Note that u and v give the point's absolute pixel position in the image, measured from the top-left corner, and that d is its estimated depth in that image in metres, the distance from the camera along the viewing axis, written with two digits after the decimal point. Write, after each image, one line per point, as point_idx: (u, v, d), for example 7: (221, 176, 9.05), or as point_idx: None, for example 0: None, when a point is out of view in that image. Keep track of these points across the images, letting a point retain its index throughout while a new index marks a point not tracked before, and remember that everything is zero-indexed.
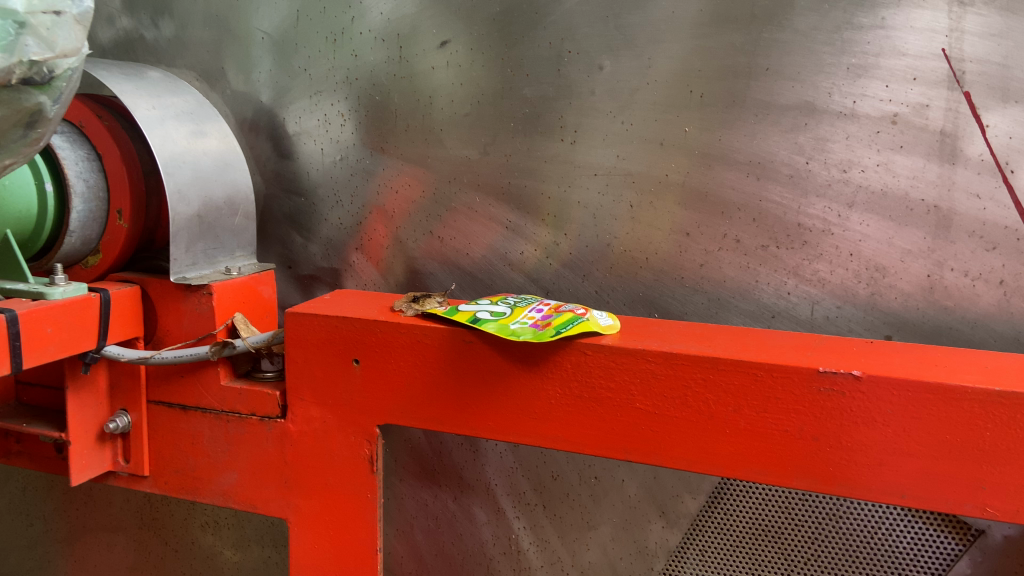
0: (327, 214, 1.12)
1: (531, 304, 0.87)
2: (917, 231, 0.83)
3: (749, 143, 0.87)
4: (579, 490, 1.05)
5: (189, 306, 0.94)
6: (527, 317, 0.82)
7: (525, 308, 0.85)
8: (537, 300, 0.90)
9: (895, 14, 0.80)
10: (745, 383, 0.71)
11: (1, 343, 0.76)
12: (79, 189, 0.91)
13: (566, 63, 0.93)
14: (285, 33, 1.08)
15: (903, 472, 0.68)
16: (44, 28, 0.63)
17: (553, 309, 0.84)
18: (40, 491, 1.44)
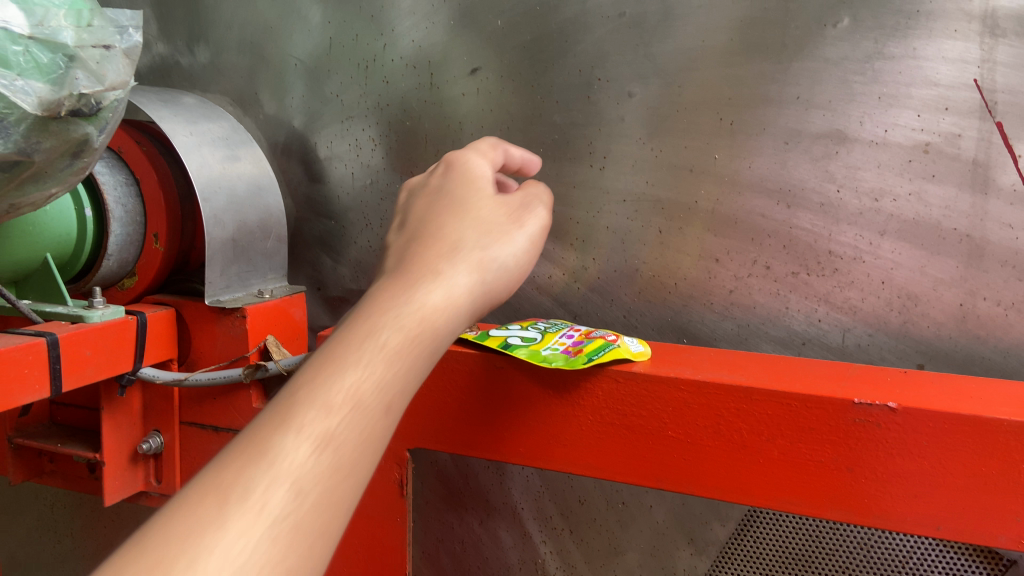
0: (356, 237, 1.13)
1: (562, 329, 0.88)
2: (949, 260, 0.83)
3: (780, 171, 0.87)
4: (606, 516, 1.06)
5: (223, 328, 0.95)
6: (558, 344, 0.82)
7: (556, 334, 0.86)
8: (567, 325, 0.90)
9: (927, 45, 0.79)
10: (780, 414, 0.71)
11: (42, 366, 0.78)
12: (118, 213, 0.93)
13: (596, 90, 0.94)
14: (318, 60, 1.10)
15: (939, 503, 0.68)
16: (93, 62, 0.66)
17: (584, 336, 0.85)
18: (70, 508, 1.47)
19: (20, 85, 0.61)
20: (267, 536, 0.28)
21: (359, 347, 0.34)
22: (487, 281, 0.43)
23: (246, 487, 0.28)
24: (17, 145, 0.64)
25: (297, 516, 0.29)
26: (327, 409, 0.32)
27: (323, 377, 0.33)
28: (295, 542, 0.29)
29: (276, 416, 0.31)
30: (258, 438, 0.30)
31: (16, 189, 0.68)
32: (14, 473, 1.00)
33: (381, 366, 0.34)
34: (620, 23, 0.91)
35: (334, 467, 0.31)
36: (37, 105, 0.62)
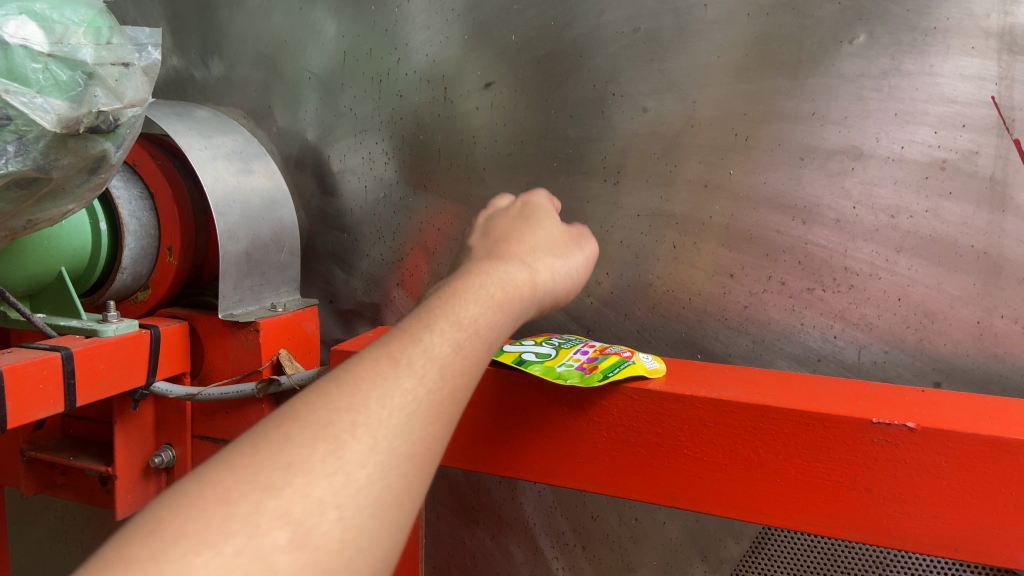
0: (369, 250, 1.13)
1: (576, 345, 0.87)
2: (966, 278, 0.82)
3: (795, 187, 0.87)
4: (619, 532, 1.05)
5: (236, 342, 0.95)
6: (573, 360, 0.82)
7: (570, 350, 0.85)
8: (581, 341, 0.90)
9: (944, 62, 0.79)
10: (797, 433, 0.71)
11: (56, 381, 0.77)
12: (131, 226, 0.92)
13: (610, 105, 0.94)
14: (332, 73, 1.10)
15: (958, 524, 0.67)
16: (112, 79, 0.66)
17: (598, 352, 0.84)
18: (79, 520, 1.47)
19: (39, 103, 0.61)
20: (426, 399, 0.36)
21: (475, 293, 0.45)
22: (557, 276, 0.54)
23: (411, 358, 0.37)
24: (35, 162, 0.64)
25: (443, 390, 0.37)
26: (458, 323, 0.41)
27: (454, 305, 0.42)
28: (441, 409, 0.37)
29: (423, 320, 0.40)
30: (411, 330, 0.39)
31: (34, 206, 0.68)
32: (26, 486, 1.01)
33: (491, 309, 0.44)
34: (634, 38, 0.91)
35: (466, 363, 0.40)
36: (56, 122, 0.62)
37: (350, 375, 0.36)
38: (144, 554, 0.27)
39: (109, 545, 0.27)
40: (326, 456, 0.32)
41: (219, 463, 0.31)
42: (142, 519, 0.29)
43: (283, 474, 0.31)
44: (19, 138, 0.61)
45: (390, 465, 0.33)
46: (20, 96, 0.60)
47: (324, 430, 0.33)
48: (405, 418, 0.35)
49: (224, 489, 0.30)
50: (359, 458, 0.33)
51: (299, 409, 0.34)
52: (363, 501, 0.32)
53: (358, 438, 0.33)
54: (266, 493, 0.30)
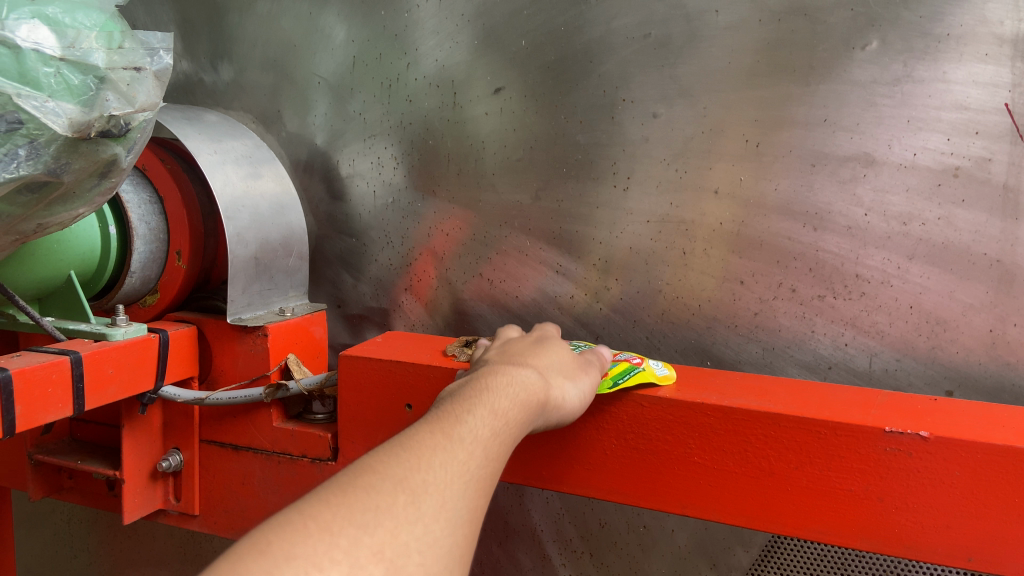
0: (377, 255, 1.13)
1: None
2: (979, 285, 0.81)
3: (806, 194, 0.86)
4: (627, 539, 1.05)
5: (244, 346, 0.95)
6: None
7: None
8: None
9: (957, 68, 0.79)
10: (808, 441, 0.70)
11: (66, 384, 0.77)
12: (141, 231, 0.92)
13: (620, 111, 0.94)
14: (341, 78, 1.10)
15: (971, 535, 0.66)
16: (123, 84, 0.66)
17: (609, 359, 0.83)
18: (86, 522, 1.47)
19: (50, 107, 0.61)
20: (473, 470, 0.49)
21: (509, 391, 0.57)
22: (576, 385, 0.65)
23: (461, 438, 0.50)
24: (46, 166, 0.64)
25: (484, 466, 0.50)
26: (494, 415, 0.54)
27: (490, 398, 0.55)
28: (482, 483, 0.49)
29: (468, 408, 0.53)
30: (459, 417, 0.52)
31: (44, 209, 0.68)
32: (33, 489, 1.00)
33: (521, 405, 0.56)
34: (645, 44, 0.91)
35: (500, 447, 0.52)
36: (68, 127, 0.62)
37: (415, 446, 0.48)
38: (277, 569, 0.38)
39: (248, 557, 0.38)
40: (405, 508, 0.44)
41: (322, 501, 0.42)
42: (266, 538, 0.39)
43: (373, 519, 0.42)
44: (30, 142, 0.61)
45: (451, 521, 0.45)
46: (31, 100, 0.60)
47: (401, 487, 0.45)
48: (458, 488, 0.47)
49: (329, 524, 0.41)
50: (428, 513, 0.44)
51: (378, 468, 0.46)
52: (433, 549, 0.43)
53: (427, 495, 0.45)
54: (361, 533, 0.41)
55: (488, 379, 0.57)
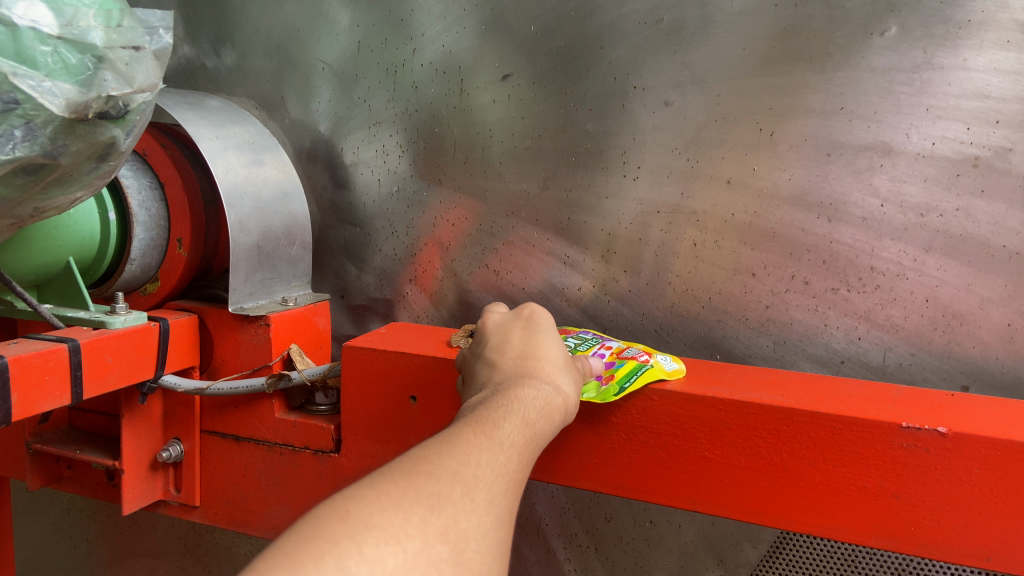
0: (381, 244, 1.12)
1: (594, 346, 0.83)
2: (997, 278, 0.79)
3: (821, 184, 0.84)
4: (633, 534, 1.03)
5: (246, 336, 0.93)
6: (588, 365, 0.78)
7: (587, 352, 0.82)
8: (599, 340, 0.86)
9: (977, 55, 0.76)
10: (823, 436, 0.68)
11: (63, 373, 0.76)
12: (141, 218, 0.91)
13: (631, 98, 0.92)
14: (345, 65, 1.08)
15: (990, 534, 0.64)
16: (122, 63, 0.64)
17: (616, 354, 0.80)
18: (85, 512, 1.46)
19: (47, 87, 0.59)
20: (512, 472, 0.52)
21: (537, 404, 0.57)
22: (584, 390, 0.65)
23: (502, 441, 0.52)
24: (43, 148, 0.62)
25: (519, 470, 0.52)
26: (525, 424, 0.55)
27: (521, 409, 0.56)
28: (515, 485, 0.52)
29: (503, 413, 0.54)
30: (496, 421, 0.53)
31: (40, 193, 0.67)
32: (31, 479, 0.99)
33: (548, 418, 0.57)
34: (657, 29, 0.89)
35: (529, 452, 0.54)
36: (65, 107, 0.61)
37: (462, 442, 0.50)
38: (359, 536, 0.41)
39: (331, 524, 0.41)
40: (461, 498, 0.47)
41: (391, 481, 0.45)
42: (345, 508, 0.42)
43: (437, 503, 0.45)
44: (26, 123, 0.59)
45: (497, 515, 0.48)
46: (28, 79, 0.58)
47: (456, 479, 0.47)
48: (503, 485, 0.50)
49: (400, 501, 0.44)
50: (480, 506, 0.47)
51: (435, 457, 0.48)
52: (485, 540, 0.47)
53: (478, 490, 0.48)
54: (429, 514, 0.44)
55: (517, 389, 0.57)
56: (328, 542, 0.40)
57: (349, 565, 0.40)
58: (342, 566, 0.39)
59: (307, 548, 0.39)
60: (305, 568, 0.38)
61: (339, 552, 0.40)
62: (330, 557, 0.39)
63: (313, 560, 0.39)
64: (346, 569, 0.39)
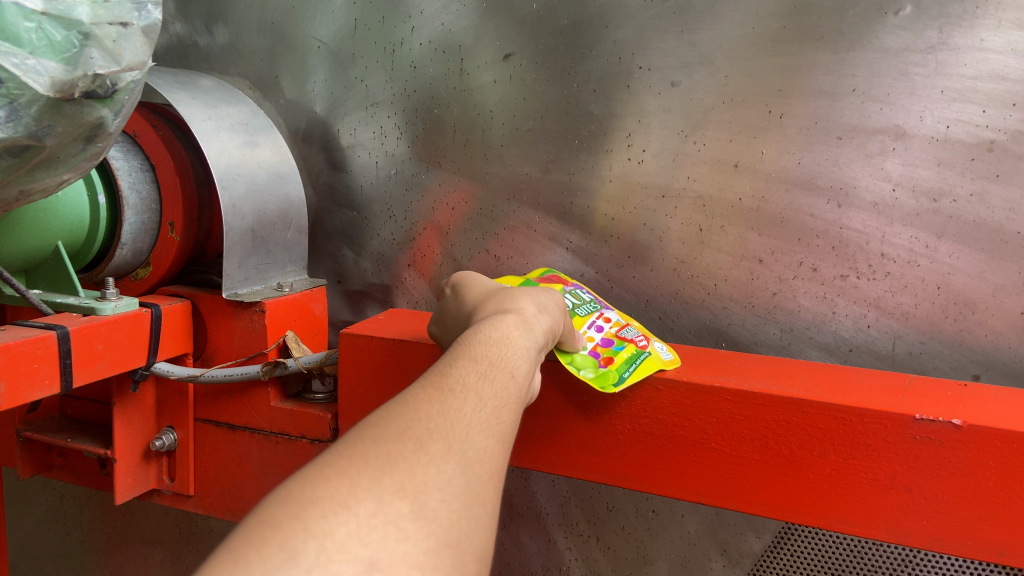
0: (379, 229, 1.10)
1: (592, 316, 0.81)
2: (1011, 266, 0.78)
3: (832, 168, 0.82)
4: (635, 523, 1.02)
5: (241, 323, 0.91)
6: (586, 340, 0.76)
7: (585, 320, 0.80)
8: (597, 305, 0.84)
9: (994, 36, 0.74)
10: (833, 428, 0.66)
11: (51, 362, 0.73)
12: (131, 200, 0.88)
13: (636, 79, 0.89)
14: (342, 43, 1.05)
15: (1006, 529, 0.62)
16: (109, 40, 0.61)
17: (615, 334, 0.78)
18: (79, 499, 1.44)
19: (32, 65, 0.57)
20: (477, 411, 0.45)
21: (484, 336, 0.53)
22: (545, 313, 0.62)
23: (453, 386, 0.46)
24: (28, 129, 0.59)
25: (485, 407, 0.46)
26: (477, 360, 0.49)
27: (467, 347, 0.51)
28: (487, 421, 0.45)
29: (449, 361, 0.49)
30: (444, 370, 0.47)
31: (26, 175, 0.64)
32: (22, 467, 0.97)
33: (502, 345, 0.52)
34: (663, 8, 0.86)
35: (495, 387, 0.48)
36: (49, 86, 0.58)
37: (410, 400, 0.44)
38: (302, 513, 0.35)
39: (268, 508, 0.35)
40: (415, 452, 0.40)
41: (334, 453, 0.39)
42: (285, 490, 0.36)
43: (388, 462, 0.39)
44: (10, 103, 0.57)
45: (464, 461, 0.42)
46: (11, 57, 0.55)
47: (406, 434, 0.41)
48: (467, 426, 0.44)
49: (344, 469, 0.38)
50: (438, 455, 0.41)
51: (381, 421, 0.42)
52: (452, 487, 0.40)
53: (433, 439, 0.41)
54: (378, 474, 0.38)
55: (462, 335, 0.53)
56: (269, 528, 0.34)
57: (294, 544, 0.33)
58: (287, 548, 0.33)
59: (248, 538, 0.33)
60: (245, 558, 0.32)
61: (279, 534, 0.34)
62: (273, 541, 0.33)
63: (252, 549, 0.33)
64: (291, 549, 0.33)
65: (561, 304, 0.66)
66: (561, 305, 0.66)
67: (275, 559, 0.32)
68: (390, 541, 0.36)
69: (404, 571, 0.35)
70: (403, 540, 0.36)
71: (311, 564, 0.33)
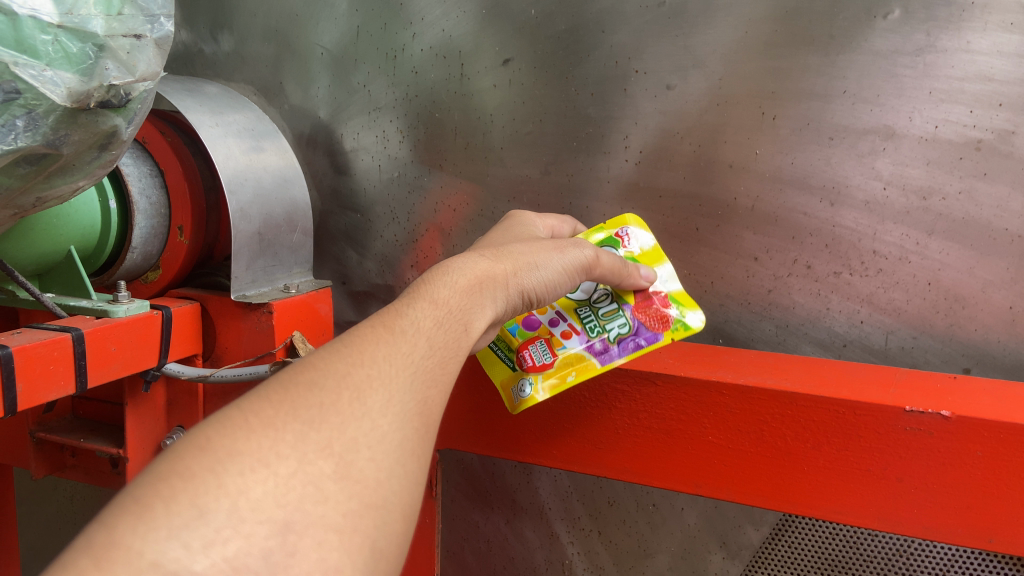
0: (382, 231, 1.12)
1: (579, 324, 0.75)
2: (999, 261, 0.79)
3: (824, 168, 0.84)
4: (635, 517, 1.04)
5: (249, 324, 0.93)
6: (541, 313, 0.77)
7: (575, 316, 0.76)
8: (604, 336, 0.74)
9: (981, 38, 0.75)
10: (827, 419, 0.68)
11: (67, 363, 0.75)
12: (141, 206, 0.91)
13: (633, 82, 0.91)
14: (344, 49, 1.08)
15: (993, 514, 0.64)
16: (123, 52, 0.63)
17: (540, 338, 0.75)
18: (90, 499, 1.47)
19: (49, 76, 0.59)
20: (422, 360, 0.48)
21: (447, 279, 0.55)
22: (530, 276, 0.62)
23: (405, 330, 0.49)
24: (45, 138, 0.62)
25: (431, 356, 0.49)
26: (437, 304, 0.53)
27: (429, 289, 0.53)
28: (434, 369, 0.48)
29: (408, 302, 0.52)
30: (401, 311, 0.51)
31: (43, 182, 0.67)
32: (35, 467, 1.00)
33: (465, 291, 0.55)
34: (659, 13, 0.88)
35: (447, 337, 0.51)
36: (66, 97, 0.60)
37: (358, 341, 0.47)
38: (218, 468, 0.37)
39: (184, 457, 0.37)
40: (349, 404, 0.42)
41: (263, 399, 0.41)
42: (204, 437, 0.38)
43: (318, 415, 0.41)
44: (28, 113, 0.59)
45: (400, 415, 0.44)
46: (29, 69, 0.57)
47: (344, 383, 0.43)
48: (409, 375, 0.47)
49: (271, 420, 0.40)
50: (374, 408, 0.43)
51: (320, 364, 0.44)
52: (383, 445, 0.42)
53: (372, 391, 0.44)
54: (306, 429, 0.40)
55: (427, 273, 0.56)
56: (179, 481, 0.36)
57: (204, 502, 0.35)
58: (196, 505, 0.35)
59: (156, 491, 0.35)
60: (151, 512, 0.34)
61: (190, 490, 0.35)
62: (182, 497, 0.35)
63: (159, 503, 0.35)
64: (200, 507, 0.35)
65: (561, 275, 0.65)
66: (561, 274, 0.65)
67: (183, 516, 0.34)
68: (308, 503, 0.37)
69: (320, 534, 0.37)
70: (322, 503, 0.38)
71: (220, 525, 0.35)
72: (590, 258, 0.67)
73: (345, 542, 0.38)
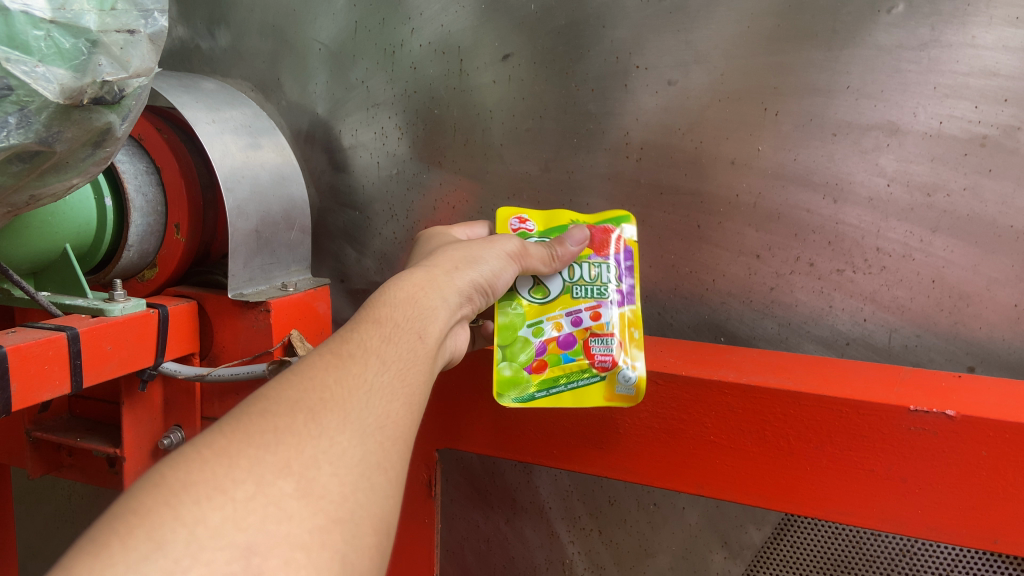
0: (381, 228, 1.11)
1: (587, 298, 0.74)
2: (1004, 259, 0.79)
3: (828, 163, 0.83)
4: (636, 516, 1.04)
5: (246, 322, 0.92)
6: (553, 325, 0.74)
7: (570, 297, 0.75)
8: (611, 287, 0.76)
9: (986, 32, 0.74)
10: (829, 419, 0.67)
11: (61, 362, 0.74)
12: (137, 203, 0.90)
13: (634, 78, 0.90)
14: (342, 45, 1.07)
15: (999, 514, 0.63)
16: (117, 47, 0.63)
17: (586, 338, 0.73)
18: (88, 498, 1.46)
19: (41, 72, 0.58)
20: (377, 375, 0.48)
21: (390, 296, 0.56)
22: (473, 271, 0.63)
23: (353, 353, 0.49)
24: (38, 135, 0.61)
25: (388, 371, 0.49)
26: (382, 322, 0.53)
27: (372, 310, 0.54)
28: (391, 380, 0.49)
29: (352, 327, 0.52)
30: (348, 334, 0.51)
31: (37, 179, 0.66)
32: (32, 466, 0.99)
33: (412, 305, 0.56)
34: (659, 8, 0.87)
35: (400, 349, 0.51)
36: (59, 93, 0.59)
37: (309, 367, 0.47)
38: (173, 500, 0.36)
39: (139, 494, 0.36)
40: (305, 424, 0.42)
41: (215, 432, 0.41)
42: (157, 475, 0.38)
43: (273, 439, 0.41)
44: (20, 110, 0.58)
45: (361, 431, 0.44)
46: (21, 65, 0.56)
47: (297, 406, 0.43)
48: (366, 392, 0.46)
49: (224, 450, 0.39)
50: (332, 426, 0.43)
51: (271, 394, 0.44)
52: (345, 460, 0.42)
53: (327, 411, 0.44)
54: (261, 454, 0.40)
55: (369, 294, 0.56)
56: (136, 516, 0.35)
57: (161, 535, 0.35)
58: (153, 538, 0.34)
59: (112, 529, 0.34)
60: (108, 549, 0.33)
61: (146, 524, 0.35)
62: (138, 530, 0.34)
63: (115, 539, 0.34)
64: (158, 540, 0.34)
65: (502, 262, 0.66)
66: (503, 262, 0.66)
67: (140, 549, 0.34)
68: (270, 523, 0.37)
69: (287, 552, 0.36)
70: (285, 522, 0.37)
71: (179, 555, 0.34)
72: (521, 243, 0.69)
73: (313, 558, 0.37)
